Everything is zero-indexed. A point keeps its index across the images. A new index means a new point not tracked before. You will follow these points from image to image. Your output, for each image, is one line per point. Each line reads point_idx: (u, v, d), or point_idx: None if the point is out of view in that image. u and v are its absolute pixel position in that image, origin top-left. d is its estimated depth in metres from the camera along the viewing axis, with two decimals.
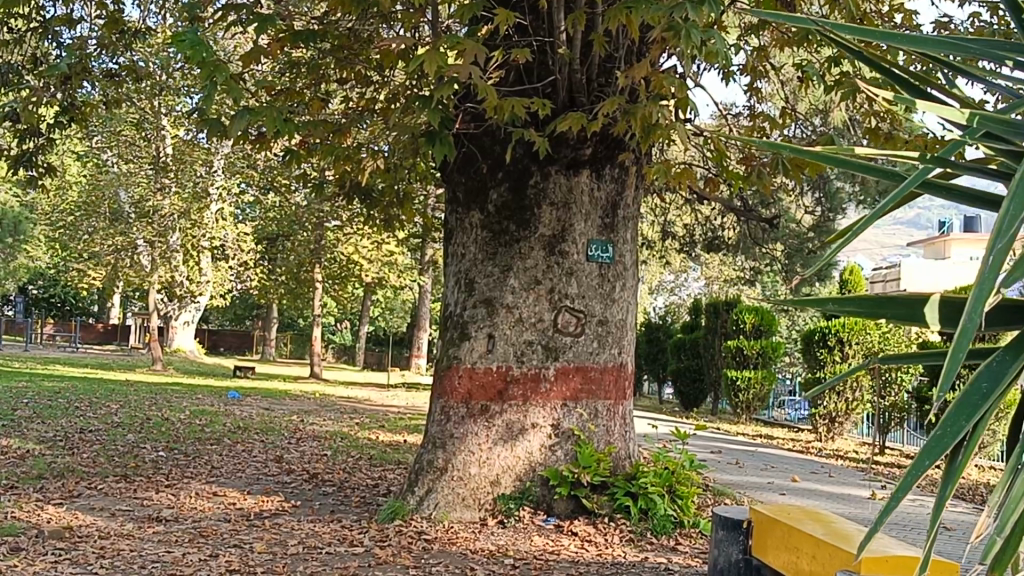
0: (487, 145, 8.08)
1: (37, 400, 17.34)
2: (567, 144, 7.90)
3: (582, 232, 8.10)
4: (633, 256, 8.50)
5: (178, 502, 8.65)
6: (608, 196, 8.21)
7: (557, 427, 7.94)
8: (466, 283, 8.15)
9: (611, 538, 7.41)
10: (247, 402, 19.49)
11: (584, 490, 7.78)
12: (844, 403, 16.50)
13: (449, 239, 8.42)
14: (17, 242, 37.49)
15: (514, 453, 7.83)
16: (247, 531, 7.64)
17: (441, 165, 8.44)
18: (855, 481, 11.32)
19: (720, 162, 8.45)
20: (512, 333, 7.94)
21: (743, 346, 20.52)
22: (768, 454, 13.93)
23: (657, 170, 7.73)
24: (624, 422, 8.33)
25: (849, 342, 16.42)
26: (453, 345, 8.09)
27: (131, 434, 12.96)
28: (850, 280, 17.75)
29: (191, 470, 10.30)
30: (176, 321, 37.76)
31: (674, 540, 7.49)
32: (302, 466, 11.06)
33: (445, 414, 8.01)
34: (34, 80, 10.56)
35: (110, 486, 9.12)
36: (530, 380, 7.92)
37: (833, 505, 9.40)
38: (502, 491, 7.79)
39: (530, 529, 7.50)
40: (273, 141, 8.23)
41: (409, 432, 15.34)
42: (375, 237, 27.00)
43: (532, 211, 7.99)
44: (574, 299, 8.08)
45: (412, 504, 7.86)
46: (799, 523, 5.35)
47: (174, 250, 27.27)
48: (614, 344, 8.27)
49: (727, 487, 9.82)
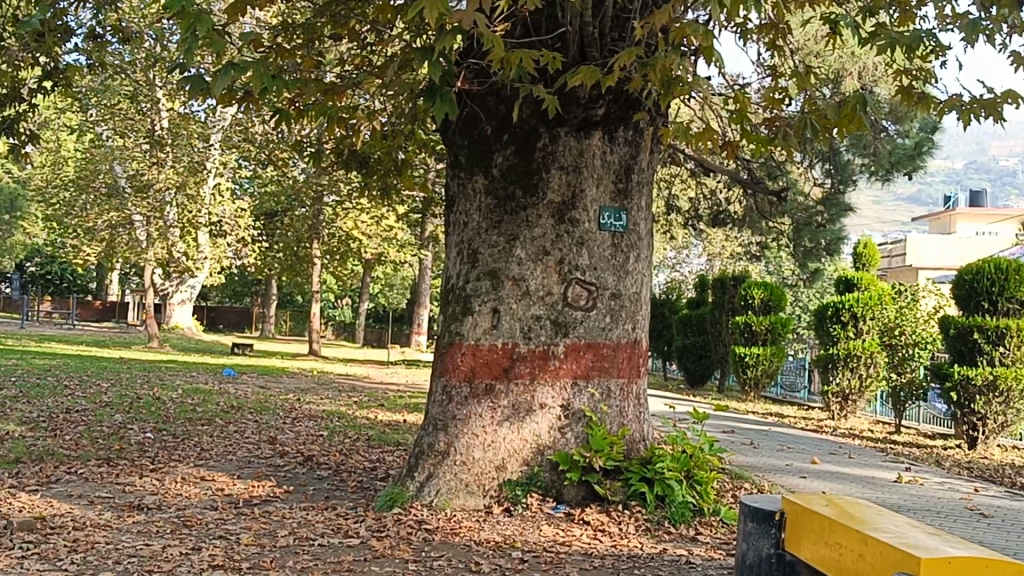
0: (491, 105, 7.48)
1: (26, 379, 16.85)
2: (577, 102, 7.30)
3: (594, 199, 7.51)
4: (648, 224, 7.92)
5: (163, 487, 8.12)
6: (621, 159, 7.62)
7: (568, 408, 7.39)
8: (469, 253, 7.58)
9: (626, 528, 6.88)
10: (242, 380, 19.01)
11: (596, 475, 7.27)
12: (858, 379, 16.04)
13: (450, 207, 7.87)
14: (14, 218, 36.95)
15: (521, 435, 7.31)
16: (235, 520, 7.11)
17: (442, 127, 7.86)
18: (878, 462, 10.77)
19: (743, 125, 7.89)
20: (518, 307, 7.39)
21: (752, 322, 20.02)
22: (781, 433, 13.43)
23: (676, 132, 7.13)
24: (639, 402, 7.79)
25: (863, 318, 15.85)
26: (455, 320, 7.55)
27: (119, 414, 12.43)
28: (864, 254, 17.19)
29: (179, 453, 9.75)
30: (173, 298, 37.24)
31: (695, 529, 6.96)
32: (296, 448, 10.50)
33: (447, 394, 7.49)
34: (11, 42, 9.99)
35: (91, 471, 8.59)
36: (538, 358, 7.37)
37: (858, 488, 8.85)
38: (508, 476, 7.27)
39: (538, 518, 6.99)
40: (260, 102, 7.63)
41: (408, 411, 14.84)
42: (374, 212, 26.38)
43: (541, 175, 7.40)
44: (585, 270, 7.51)
45: (412, 491, 7.36)
46: (837, 515, 4.82)
47: (170, 226, 26.71)
48: (628, 319, 7.72)
49: (746, 470, 9.26)
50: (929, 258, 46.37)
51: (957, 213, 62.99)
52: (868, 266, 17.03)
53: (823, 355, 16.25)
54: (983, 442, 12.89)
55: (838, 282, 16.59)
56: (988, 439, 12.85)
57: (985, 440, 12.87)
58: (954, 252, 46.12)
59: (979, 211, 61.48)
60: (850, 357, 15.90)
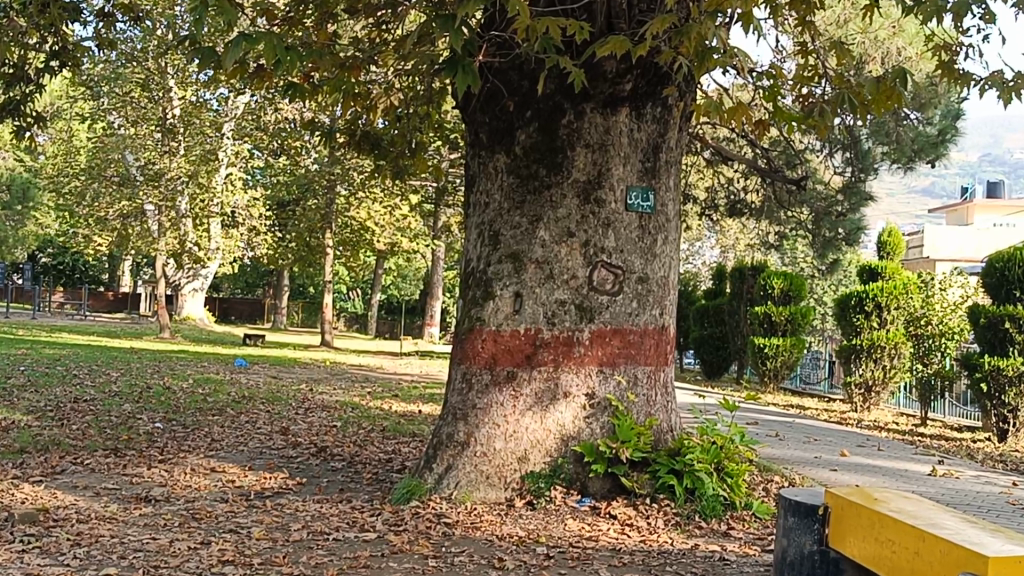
0: (513, 80, 7.17)
1: (35, 368, 16.59)
2: (603, 77, 6.97)
3: (621, 178, 7.18)
4: (677, 206, 7.58)
5: (172, 478, 7.83)
6: (649, 137, 7.28)
7: (593, 396, 7.08)
8: (490, 235, 7.28)
9: (655, 522, 6.57)
10: (254, 370, 18.78)
11: (622, 467, 6.96)
12: (882, 370, 15.68)
13: (471, 188, 7.56)
14: (26, 208, 36.73)
15: (544, 425, 7.01)
16: (247, 513, 6.82)
17: (462, 103, 7.54)
18: (909, 455, 10.42)
19: (775, 102, 7.57)
20: (542, 292, 7.08)
21: (771, 313, 19.68)
22: (805, 425, 13.10)
23: (709, 107, 6.78)
24: (667, 390, 7.48)
25: (888, 308, 15.49)
26: (476, 306, 7.25)
27: (128, 403, 12.16)
28: (888, 243, 16.82)
29: (188, 444, 9.45)
30: (185, 289, 37.04)
31: (727, 524, 6.64)
32: (309, 438, 10.20)
33: (467, 382, 7.20)
34: (16, 19, 9.69)
35: (97, 462, 8.30)
36: (562, 344, 7.06)
37: (892, 481, 8.50)
38: (531, 468, 6.97)
39: (562, 512, 6.69)
40: (271, 78, 7.31)
41: (424, 402, 14.56)
42: (387, 200, 26.07)
43: (565, 153, 7.07)
44: (611, 253, 7.18)
45: (431, 482, 7.08)
46: (886, 509, 4.46)
47: (182, 215, 26.45)
48: (656, 304, 7.38)
49: (775, 463, 8.93)
50: (947, 249, 46.04)
51: (973, 204, 62.57)
52: (893, 255, 16.63)
53: (845, 346, 15.89)
54: (1014, 435, 12.54)
55: (862, 271, 16.19)
56: (1018, 432, 12.49)
57: (1016, 433, 12.53)
58: (972, 243, 45.80)
59: (996, 202, 61.04)
60: (874, 348, 15.55)
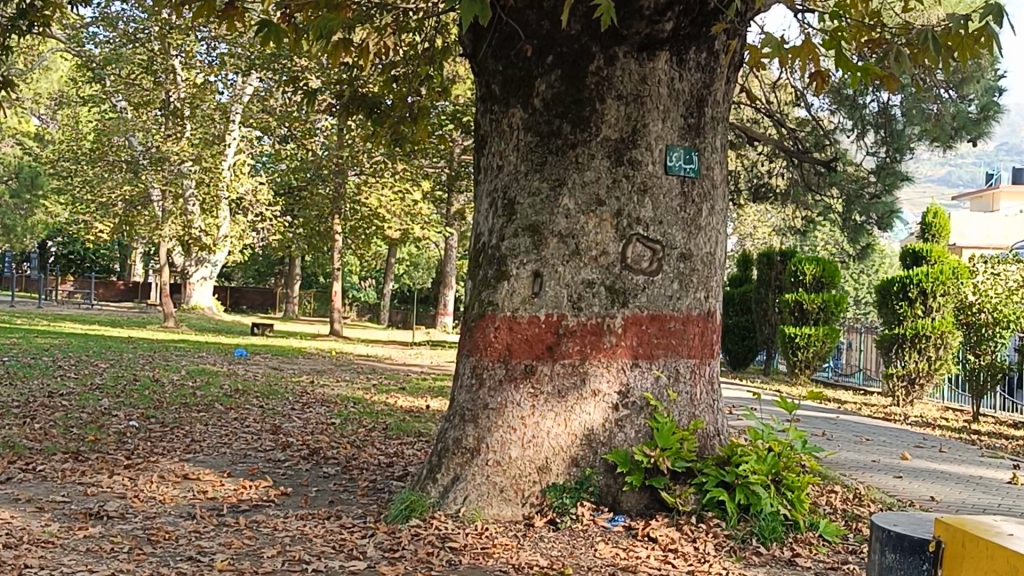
0: (531, 21, 6.01)
1: (21, 359, 15.45)
2: (638, 15, 5.81)
3: (659, 135, 6.04)
4: (723, 170, 6.43)
5: (135, 489, 6.73)
6: (692, 88, 6.14)
7: (626, 394, 5.96)
8: (504, 204, 6.16)
9: (704, 548, 5.42)
10: (256, 362, 17.67)
11: (663, 480, 5.81)
12: (927, 363, 14.62)
13: (481, 149, 6.45)
14: (34, 196, 35.72)
15: (568, 430, 5.89)
16: (214, 532, 5.72)
17: (472, 50, 6.42)
18: (975, 458, 9.22)
19: (836, 50, 6.39)
20: (566, 271, 5.95)
21: (803, 301, 18.47)
22: (853, 423, 11.98)
23: (766, 46, 5.59)
24: (712, 387, 6.35)
25: (933, 295, 14.41)
26: (487, 287, 6.14)
27: (106, 398, 11.07)
28: (934, 225, 15.54)
29: (163, 445, 8.37)
30: (192, 278, 35.90)
31: (791, 550, 5.49)
32: (302, 437, 9.14)
33: (477, 377, 6.09)
34: None
35: (54, 468, 7.22)
36: (589, 333, 5.94)
37: (970, 493, 7.34)
38: (552, 480, 5.86)
39: (591, 534, 5.57)
40: (245, 15, 6.10)
41: (432, 397, 13.38)
42: (398, 184, 24.89)
43: (593, 106, 5.94)
44: (648, 225, 6.04)
45: (434, 497, 5.96)
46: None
47: (186, 200, 25.38)
48: (700, 286, 6.24)
49: (831, 468, 7.81)
50: (974, 236, 44.85)
51: (998, 191, 61.35)
52: (938, 238, 15.36)
53: (886, 335, 14.93)
54: None
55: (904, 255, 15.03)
56: None
57: None
58: (998, 230, 44.70)
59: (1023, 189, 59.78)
60: (918, 338, 14.51)
